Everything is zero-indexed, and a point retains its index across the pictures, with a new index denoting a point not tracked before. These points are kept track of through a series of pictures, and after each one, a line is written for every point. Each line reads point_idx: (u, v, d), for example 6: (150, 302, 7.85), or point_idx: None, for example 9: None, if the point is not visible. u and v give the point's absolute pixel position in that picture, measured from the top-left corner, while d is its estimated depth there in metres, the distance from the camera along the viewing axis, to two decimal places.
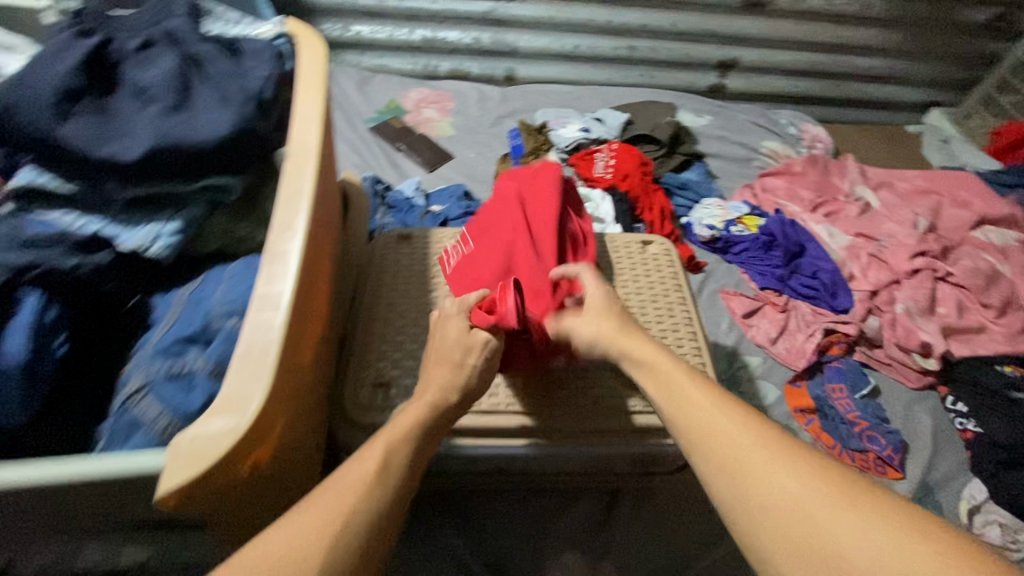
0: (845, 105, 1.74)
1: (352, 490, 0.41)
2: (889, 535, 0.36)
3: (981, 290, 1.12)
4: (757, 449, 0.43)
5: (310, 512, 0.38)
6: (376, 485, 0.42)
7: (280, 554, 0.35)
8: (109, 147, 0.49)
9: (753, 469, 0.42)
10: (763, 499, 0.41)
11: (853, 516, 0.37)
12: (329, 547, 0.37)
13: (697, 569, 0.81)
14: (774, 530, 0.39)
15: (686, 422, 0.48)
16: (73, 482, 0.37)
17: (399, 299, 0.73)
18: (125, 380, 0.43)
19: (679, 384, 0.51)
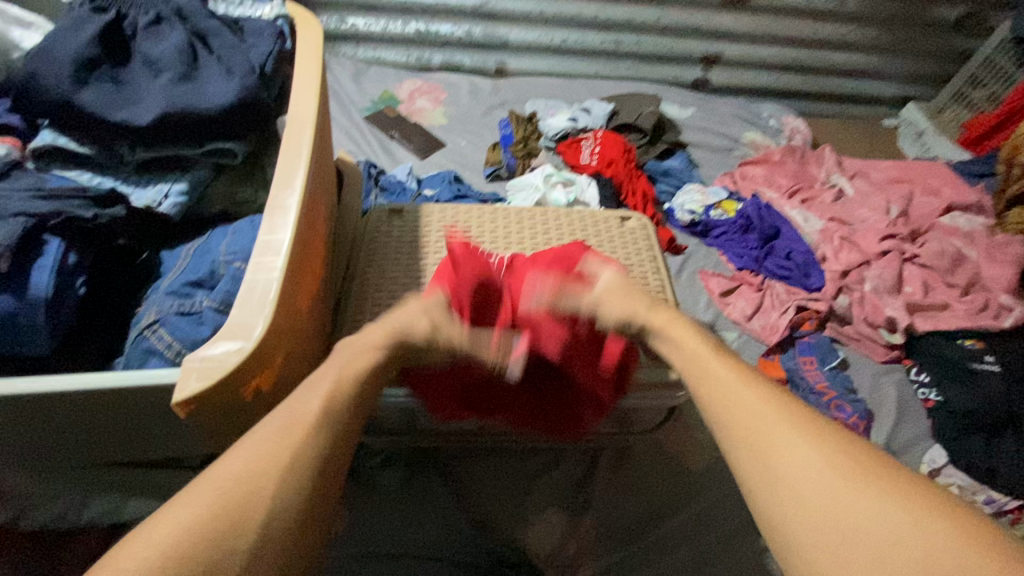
0: (825, 100, 1.80)
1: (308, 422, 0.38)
2: (914, 522, 0.33)
3: (946, 270, 1.18)
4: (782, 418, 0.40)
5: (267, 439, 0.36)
6: (307, 432, 0.37)
7: (236, 481, 0.33)
8: (124, 111, 0.54)
9: (765, 436, 0.40)
10: (774, 465, 0.38)
11: (877, 499, 0.34)
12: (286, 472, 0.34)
13: (673, 525, 0.86)
14: (791, 505, 0.36)
15: (710, 389, 0.45)
16: (98, 393, 0.43)
17: (391, 267, 0.78)
18: (141, 315, 0.48)
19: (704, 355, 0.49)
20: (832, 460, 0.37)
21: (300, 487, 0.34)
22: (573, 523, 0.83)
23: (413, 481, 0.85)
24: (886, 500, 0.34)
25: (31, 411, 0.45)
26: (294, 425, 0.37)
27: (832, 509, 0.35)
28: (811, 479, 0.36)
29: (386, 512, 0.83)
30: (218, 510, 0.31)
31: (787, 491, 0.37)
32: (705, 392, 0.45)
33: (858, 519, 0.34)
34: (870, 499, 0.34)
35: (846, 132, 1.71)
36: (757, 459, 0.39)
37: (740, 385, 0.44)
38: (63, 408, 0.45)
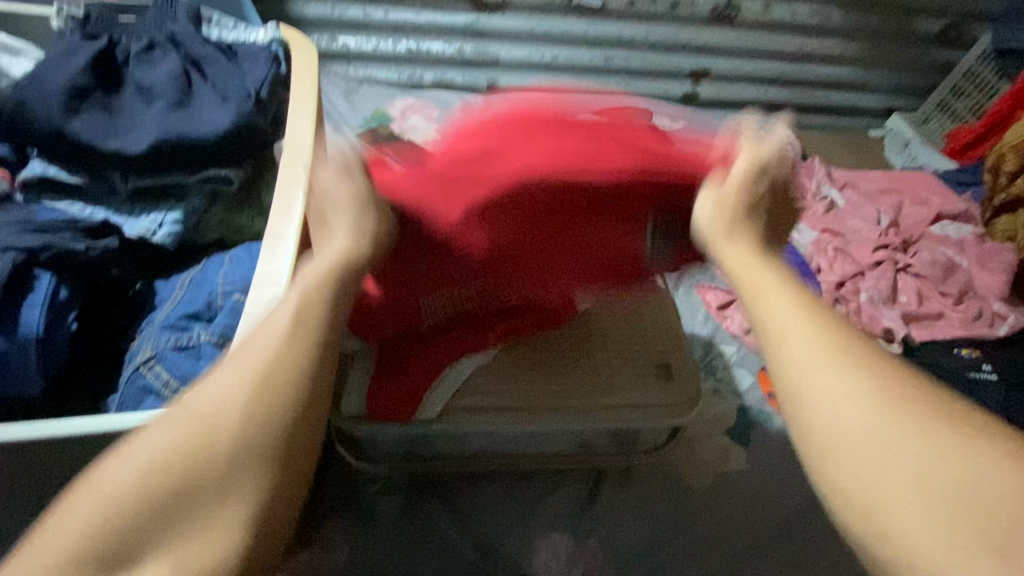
0: (812, 112, 1.83)
1: (244, 379, 0.39)
2: (994, 474, 0.36)
3: (938, 279, 1.19)
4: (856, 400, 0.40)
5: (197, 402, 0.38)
6: (259, 392, 0.39)
7: (157, 458, 0.36)
8: (117, 141, 0.53)
9: (826, 383, 0.42)
10: (837, 407, 0.40)
11: (959, 460, 0.37)
12: (203, 441, 0.37)
13: (679, 545, 0.84)
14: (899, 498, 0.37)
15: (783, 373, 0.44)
16: (90, 435, 0.41)
17: None
18: (136, 350, 0.47)
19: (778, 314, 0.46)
20: (887, 397, 0.40)
21: (235, 447, 0.37)
22: (577, 547, 0.82)
23: (413, 508, 0.83)
24: (937, 432, 0.38)
25: (20, 457, 0.43)
26: (249, 389, 0.38)
27: (886, 445, 0.38)
28: (872, 416, 0.39)
29: (387, 540, 0.81)
30: (171, 463, 0.36)
31: (841, 434, 0.40)
32: (768, 335, 0.46)
33: (909, 459, 0.37)
34: (919, 429, 0.38)
35: (834, 143, 1.74)
36: (823, 404, 0.41)
37: (806, 334, 0.44)
38: (51, 453, 0.43)
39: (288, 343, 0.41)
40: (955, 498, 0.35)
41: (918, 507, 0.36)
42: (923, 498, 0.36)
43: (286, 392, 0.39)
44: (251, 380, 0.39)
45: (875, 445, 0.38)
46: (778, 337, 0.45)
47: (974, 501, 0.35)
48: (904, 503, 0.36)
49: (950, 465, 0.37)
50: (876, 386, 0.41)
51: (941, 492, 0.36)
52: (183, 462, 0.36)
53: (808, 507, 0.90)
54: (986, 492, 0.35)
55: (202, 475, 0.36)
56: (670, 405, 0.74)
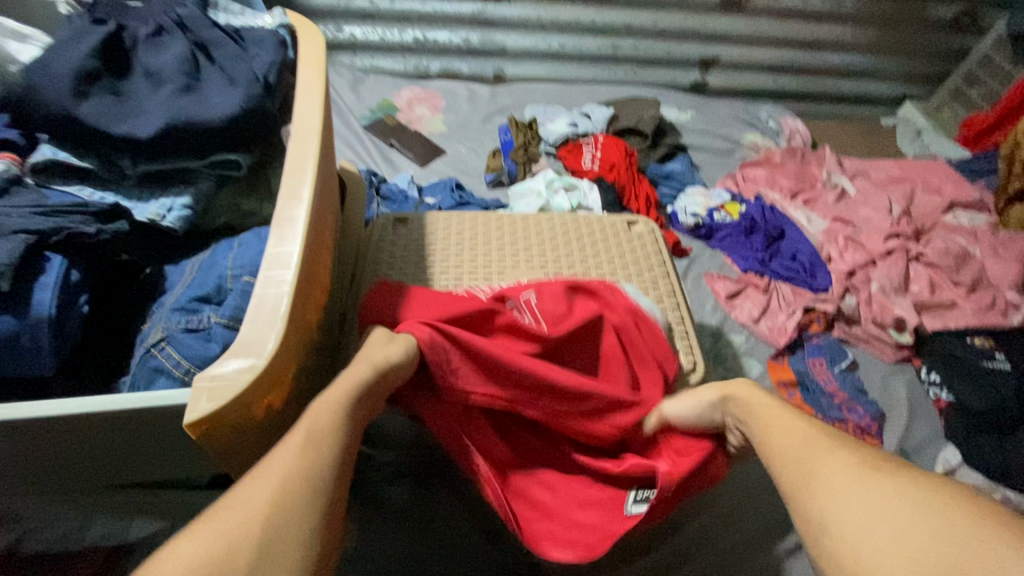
0: (822, 100, 1.81)
1: (289, 464, 0.38)
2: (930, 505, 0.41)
3: (951, 268, 1.17)
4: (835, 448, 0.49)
5: (246, 491, 0.36)
6: (311, 467, 0.38)
7: (214, 549, 0.32)
8: (126, 124, 0.53)
9: (814, 473, 0.48)
10: (826, 488, 0.46)
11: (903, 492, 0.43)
12: (262, 524, 0.34)
13: (687, 534, 0.84)
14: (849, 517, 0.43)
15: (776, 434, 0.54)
16: (100, 413, 0.42)
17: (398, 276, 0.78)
18: (148, 332, 0.47)
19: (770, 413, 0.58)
20: (872, 470, 0.46)
21: (300, 521, 0.35)
22: None
23: (421, 495, 0.83)
24: (916, 496, 0.42)
25: (34, 434, 0.44)
26: (301, 466, 0.38)
27: (873, 510, 0.42)
28: (860, 494, 0.44)
29: (395, 526, 0.81)
30: (233, 541, 0.32)
31: (834, 508, 0.44)
32: (768, 444, 0.54)
33: (891, 522, 0.41)
34: (902, 496, 0.43)
35: (844, 132, 1.72)
36: (813, 487, 0.47)
37: (797, 437, 0.52)
38: (63, 429, 0.44)
39: (319, 438, 0.41)
40: (935, 557, 0.38)
41: (900, 564, 0.39)
42: (907, 560, 0.39)
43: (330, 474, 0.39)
44: (297, 457, 0.39)
45: (856, 515, 0.43)
46: (773, 423, 0.56)
47: (954, 561, 0.38)
48: (889, 563, 0.39)
49: (931, 527, 0.40)
50: (862, 466, 0.47)
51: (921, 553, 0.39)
52: (249, 538, 0.33)
53: None
54: (966, 552, 0.38)
55: (264, 550, 0.33)
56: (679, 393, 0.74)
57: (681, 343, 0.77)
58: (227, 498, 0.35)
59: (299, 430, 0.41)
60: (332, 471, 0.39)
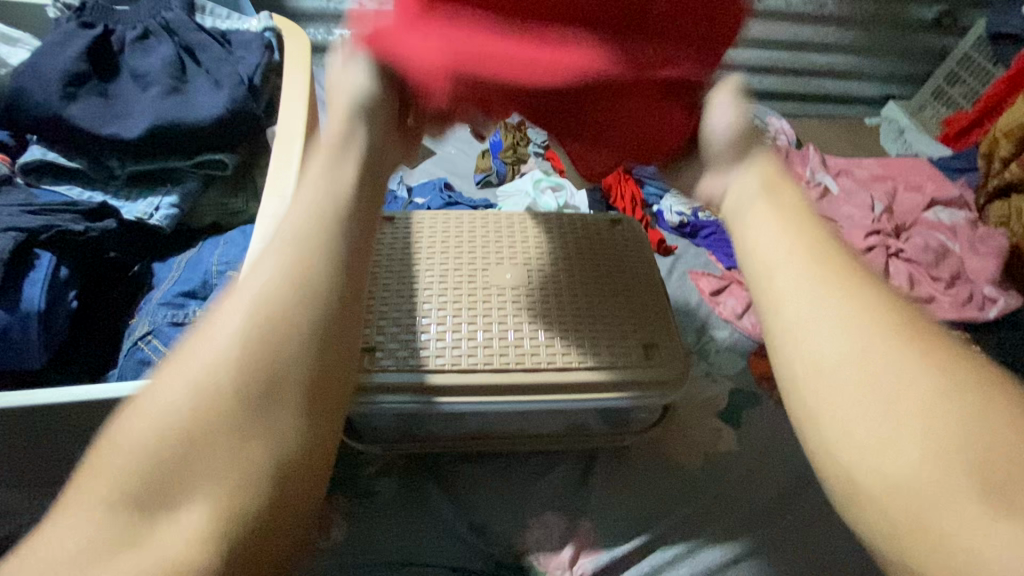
0: (808, 100, 1.84)
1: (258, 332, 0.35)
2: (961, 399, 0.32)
3: (930, 264, 1.19)
4: (864, 351, 0.35)
5: (191, 364, 0.34)
6: (270, 343, 0.35)
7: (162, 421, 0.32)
8: (113, 126, 0.55)
9: (815, 317, 0.38)
10: (819, 336, 0.37)
11: (946, 401, 0.32)
12: (213, 398, 0.33)
13: (670, 524, 0.86)
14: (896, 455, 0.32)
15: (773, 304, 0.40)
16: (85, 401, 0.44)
17: (384, 273, 0.79)
18: (136, 326, 0.49)
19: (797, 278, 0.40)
20: (897, 336, 0.35)
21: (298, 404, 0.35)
22: (570, 524, 0.84)
23: (408, 488, 0.85)
24: (938, 379, 0.33)
25: (20, 424, 0.45)
26: (253, 329, 0.35)
27: (880, 386, 0.34)
28: (869, 375, 0.34)
29: (383, 518, 0.82)
30: (206, 405, 0.33)
31: (833, 365, 0.36)
32: (760, 270, 0.42)
33: (905, 397, 0.33)
34: (920, 371, 0.34)
35: (829, 131, 1.74)
36: (808, 339, 0.37)
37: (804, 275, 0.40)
38: (50, 420, 0.45)
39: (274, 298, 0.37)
40: (955, 439, 0.31)
41: (903, 448, 0.32)
42: (917, 447, 0.31)
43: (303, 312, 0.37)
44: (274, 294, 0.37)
45: (858, 386, 0.34)
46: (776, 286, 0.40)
47: (973, 444, 0.31)
48: (886, 443, 0.32)
49: (951, 413, 0.32)
50: (881, 320, 0.36)
51: (935, 431, 0.32)
52: (233, 393, 0.33)
53: (796, 486, 0.91)
54: (991, 443, 0.31)
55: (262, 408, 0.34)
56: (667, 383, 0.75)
57: (662, 335, 0.77)
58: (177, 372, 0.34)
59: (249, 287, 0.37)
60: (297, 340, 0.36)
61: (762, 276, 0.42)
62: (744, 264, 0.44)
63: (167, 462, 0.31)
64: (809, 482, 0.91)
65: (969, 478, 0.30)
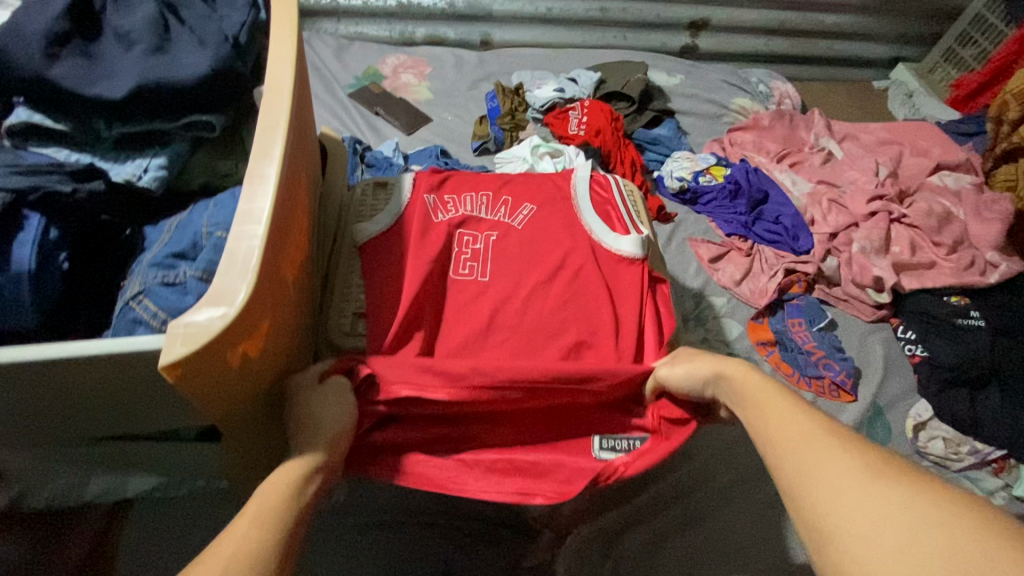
0: (814, 63, 1.79)
1: (237, 546, 0.39)
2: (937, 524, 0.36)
3: (933, 229, 1.18)
4: (849, 477, 0.41)
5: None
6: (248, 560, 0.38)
7: None
8: (97, 86, 0.54)
9: (810, 460, 0.44)
10: (819, 472, 0.43)
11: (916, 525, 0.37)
12: None
13: (663, 484, 0.87)
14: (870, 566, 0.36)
15: (777, 437, 0.48)
16: (77, 359, 0.44)
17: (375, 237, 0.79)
18: (127, 285, 0.49)
19: (791, 420, 0.48)
20: (880, 474, 0.41)
21: None
22: None
23: None
24: (929, 508, 0.37)
25: (17, 381, 0.46)
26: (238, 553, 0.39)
27: (869, 518, 0.38)
28: (853, 495, 0.40)
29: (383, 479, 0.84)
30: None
31: (836, 503, 0.40)
32: (763, 429, 0.49)
33: (894, 529, 0.37)
34: (910, 500, 0.38)
35: (836, 94, 1.70)
36: (808, 480, 0.43)
37: (800, 425, 0.47)
38: (45, 378, 0.46)
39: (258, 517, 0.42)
40: (943, 573, 0.34)
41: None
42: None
43: (273, 531, 0.41)
44: (251, 517, 0.42)
45: (841, 505, 0.40)
46: (782, 434, 0.48)
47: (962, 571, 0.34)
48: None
49: (930, 536, 0.36)
50: (867, 457, 0.42)
51: (920, 565, 0.35)
52: None
53: None
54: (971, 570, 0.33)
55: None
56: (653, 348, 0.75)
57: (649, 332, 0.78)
58: None
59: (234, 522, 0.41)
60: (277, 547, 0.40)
61: (762, 424, 0.50)
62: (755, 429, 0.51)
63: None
64: None
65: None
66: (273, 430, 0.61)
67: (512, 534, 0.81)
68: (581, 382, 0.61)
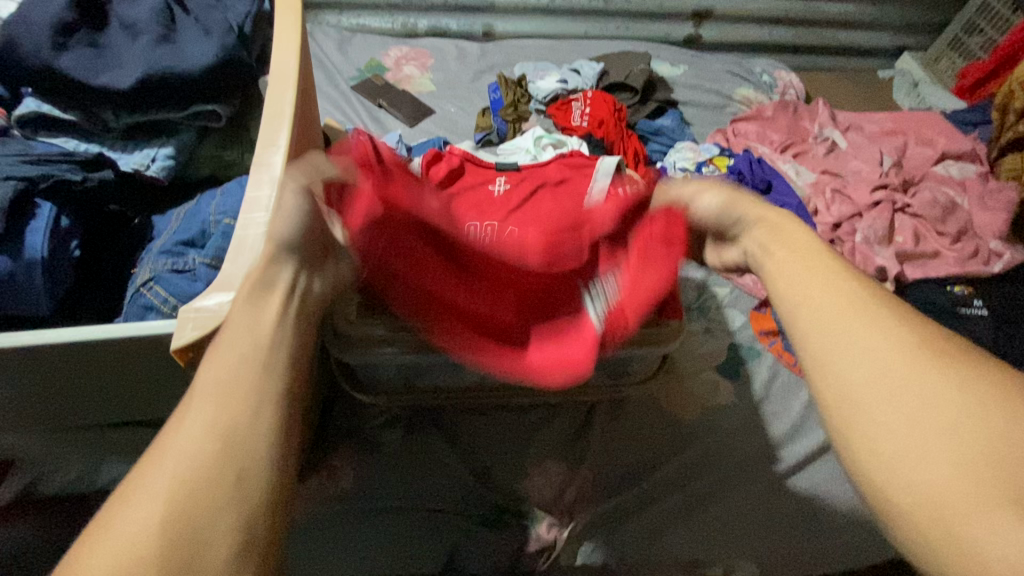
0: (819, 53, 1.78)
1: (232, 396, 0.37)
2: (992, 407, 0.35)
3: (937, 219, 1.18)
4: (895, 363, 0.38)
5: (176, 446, 0.34)
6: (242, 417, 0.36)
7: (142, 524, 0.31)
8: (105, 76, 0.54)
9: (846, 330, 0.41)
10: (857, 343, 0.40)
11: (968, 404, 0.35)
12: (171, 494, 0.32)
13: (665, 471, 0.88)
14: (915, 449, 0.35)
15: (807, 313, 0.44)
16: (89, 343, 0.45)
17: None
18: (137, 272, 0.49)
19: (824, 291, 0.44)
20: (930, 348, 0.38)
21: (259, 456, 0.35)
22: (570, 471, 0.87)
23: (416, 439, 0.88)
24: (982, 388, 0.36)
25: (29, 366, 0.47)
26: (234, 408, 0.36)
27: (911, 393, 0.37)
28: (905, 375, 0.37)
29: (388, 466, 0.85)
30: (191, 479, 0.33)
31: (873, 376, 0.38)
32: (790, 300, 0.46)
33: (936, 405, 0.36)
34: (959, 378, 0.36)
35: (841, 84, 1.69)
36: (841, 349, 0.41)
37: (835, 294, 0.44)
38: (56, 361, 0.47)
39: (253, 360, 0.39)
40: (989, 452, 0.33)
41: (937, 454, 0.34)
42: (947, 456, 0.34)
43: (274, 384, 0.39)
44: (242, 360, 0.39)
45: (887, 382, 0.38)
46: (806, 306, 0.44)
47: (1008, 452, 0.33)
48: (924, 449, 0.35)
49: (984, 423, 0.34)
50: (912, 335, 0.39)
51: (963, 443, 0.34)
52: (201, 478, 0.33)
53: (790, 436, 0.94)
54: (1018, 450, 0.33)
55: (245, 500, 0.34)
56: (657, 342, 0.75)
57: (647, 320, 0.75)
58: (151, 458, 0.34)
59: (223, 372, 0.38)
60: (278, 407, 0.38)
61: (788, 292, 0.46)
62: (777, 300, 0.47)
63: (153, 545, 0.30)
64: (804, 431, 0.94)
65: (1005, 491, 0.31)
66: None
67: (514, 520, 0.82)
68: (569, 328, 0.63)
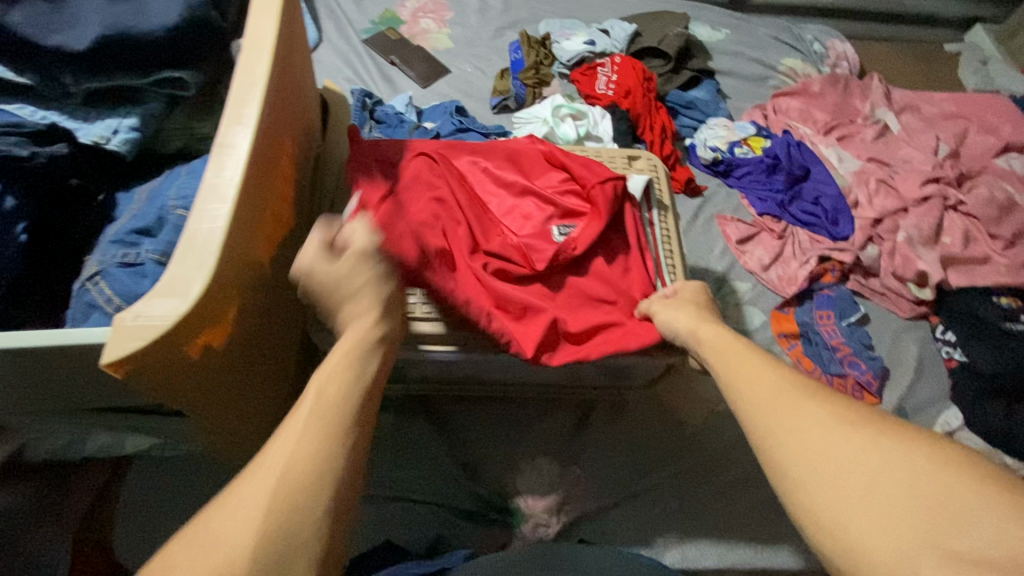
0: (880, 19, 1.60)
1: (293, 448, 0.37)
2: (906, 456, 0.38)
3: (992, 220, 1.06)
4: (832, 424, 0.42)
5: (233, 501, 0.34)
6: (300, 465, 0.37)
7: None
8: (59, 36, 0.48)
9: (780, 420, 0.44)
10: (790, 427, 0.43)
11: (887, 453, 0.39)
12: (231, 544, 0.32)
13: (661, 477, 0.84)
14: (852, 506, 0.38)
15: (759, 406, 0.46)
16: (25, 347, 0.41)
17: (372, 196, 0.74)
18: (86, 263, 0.45)
19: (762, 375, 0.50)
20: (844, 422, 0.42)
21: (316, 509, 0.36)
22: (561, 470, 0.84)
23: (403, 425, 0.85)
24: (895, 441, 0.40)
25: None
26: (283, 466, 0.36)
27: (846, 466, 0.39)
28: (838, 434, 0.41)
29: (375, 451, 0.83)
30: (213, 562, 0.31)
31: (811, 457, 0.41)
32: (738, 389, 0.50)
33: (864, 471, 0.39)
34: (870, 438, 0.40)
35: (900, 57, 1.53)
36: (783, 438, 0.43)
37: (771, 379, 0.49)
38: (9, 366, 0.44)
39: (321, 409, 0.40)
40: (911, 505, 0.36)
41: (869, 515, 0.36)
42: (886, 520, 0.36)
43: (338, 430, 0.40)
44: (311, 413, 0.40)
45: (823, 445, 0.41)
46: (762, 387, 0.48)
47: (934, 507, 0.35)
48: (862, 516, 0.37)
49: (907, 478, 0.37)
50: (839, 404, 0.44)
51: (893, 494, 0.37)
52: (259, 534, 0.33)
53: None
54: (931, 494, 0.36)
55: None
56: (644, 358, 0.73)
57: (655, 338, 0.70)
58: (210, 509, 0.34)
59: (299, 412, 0.40)
60: (337, 459, 0.38)
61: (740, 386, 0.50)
62: (737, 400, 0.49)
63: None
64: None
65: (929, 538, 0.34)
66: (248, 414, 0.58)
67: (501, 519, 0.79)
68: (530, 221, 0.77)
